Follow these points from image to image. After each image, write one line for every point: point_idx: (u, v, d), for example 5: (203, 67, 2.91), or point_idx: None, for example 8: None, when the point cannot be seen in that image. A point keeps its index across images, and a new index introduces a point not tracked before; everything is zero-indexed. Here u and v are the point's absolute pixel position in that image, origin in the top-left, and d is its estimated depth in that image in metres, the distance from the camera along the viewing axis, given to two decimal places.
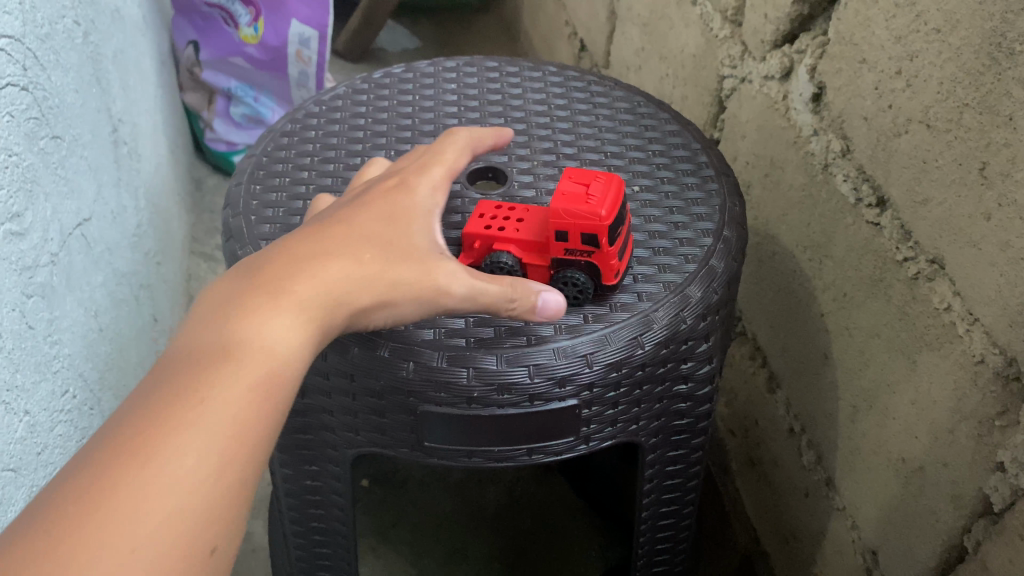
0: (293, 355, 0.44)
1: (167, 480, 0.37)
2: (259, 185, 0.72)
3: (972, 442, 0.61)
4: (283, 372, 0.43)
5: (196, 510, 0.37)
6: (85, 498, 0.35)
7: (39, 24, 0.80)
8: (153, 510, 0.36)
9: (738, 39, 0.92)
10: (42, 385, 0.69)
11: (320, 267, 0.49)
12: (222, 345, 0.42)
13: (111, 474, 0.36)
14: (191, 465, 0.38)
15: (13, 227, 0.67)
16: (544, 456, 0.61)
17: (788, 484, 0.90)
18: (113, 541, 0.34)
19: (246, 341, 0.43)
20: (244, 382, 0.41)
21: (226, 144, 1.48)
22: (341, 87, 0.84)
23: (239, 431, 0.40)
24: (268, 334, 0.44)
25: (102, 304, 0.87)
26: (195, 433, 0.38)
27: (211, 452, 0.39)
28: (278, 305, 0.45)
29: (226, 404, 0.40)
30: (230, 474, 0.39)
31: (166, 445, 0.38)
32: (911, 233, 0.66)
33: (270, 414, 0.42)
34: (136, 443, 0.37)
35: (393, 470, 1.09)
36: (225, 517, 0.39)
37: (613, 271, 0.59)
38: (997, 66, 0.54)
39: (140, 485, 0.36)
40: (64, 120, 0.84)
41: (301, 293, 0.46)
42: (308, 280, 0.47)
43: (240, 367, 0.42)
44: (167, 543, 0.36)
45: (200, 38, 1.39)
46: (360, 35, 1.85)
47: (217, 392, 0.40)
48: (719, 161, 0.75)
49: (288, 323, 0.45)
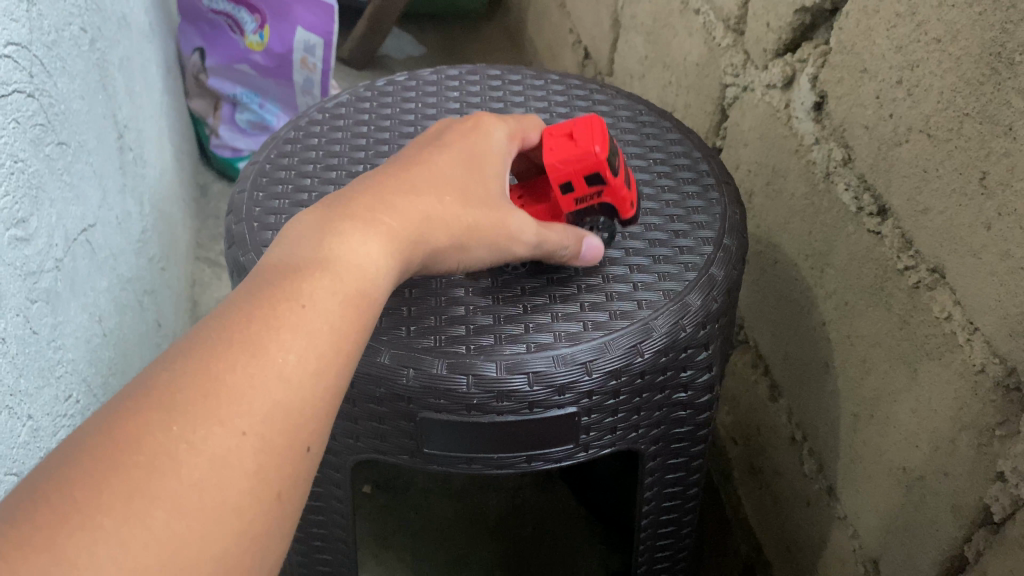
0: (384, 279, 0.48)
1: (269, 377, 0.40)
2: (262, 192, 0.72)
3: (972, 451, 0.61)
4: (375, 292, 0.47)
5: (293, 407, 0.40)
6: (197, 383, 0.38)
7: (45, 31, 0.81)
8: (255, 403, 0.39)
9: (740, 48, 0.92)
10: (45, 390, 0.69)
11: (412, 201, 0.52)
12: (322, 260, 0.45)
13: (219, 367, 0.39)
14: (291, 366, 0.41)
15: (17, 232, 0.68)
16: (543, 463, 0.61)
17: (790, 493, 0.90)
18: (219, 425, 0.37)
19: (344, 259, 0.46)
20: (340, 297, 0.44)
21: (231, 150, 1.48)
22: (345, 95, 0.85)
23: (332, 340, 0.43)
24: (363, 254, 0.47)
25: (106, 309, 0.88)
26: (293, 337, 0.41)
27: (304, 356, 0.41)
28: (373, 228, 0.48)
29: (321, 314, 0.43)
30: (324, 378, 0.42)
31: (267, 346, 0.40)
32: (912, 242, 0.66)
33: (362, 328, 0.45)
34: (240, 343, 0.40)
35: (395, 477, 1.10)
36: (318, 418, 0.42)
37: (625, 201, 0.64)
38: (996, 76, 0.55)
39: (244, 377, 0.39)
40: (70, 126, 0.84)
41: (396, 223, 0.50)
42: (401, 211, 0.51)
43: (337, 282, 0.45)
44: (267, 433, 0.39)
45: (206, 45, 1.40)
46: (365, 42, 1.86)
47: (317, 303, 0.43)
48: (720, 169, 0.75)
49: (383, 247, 0.48)
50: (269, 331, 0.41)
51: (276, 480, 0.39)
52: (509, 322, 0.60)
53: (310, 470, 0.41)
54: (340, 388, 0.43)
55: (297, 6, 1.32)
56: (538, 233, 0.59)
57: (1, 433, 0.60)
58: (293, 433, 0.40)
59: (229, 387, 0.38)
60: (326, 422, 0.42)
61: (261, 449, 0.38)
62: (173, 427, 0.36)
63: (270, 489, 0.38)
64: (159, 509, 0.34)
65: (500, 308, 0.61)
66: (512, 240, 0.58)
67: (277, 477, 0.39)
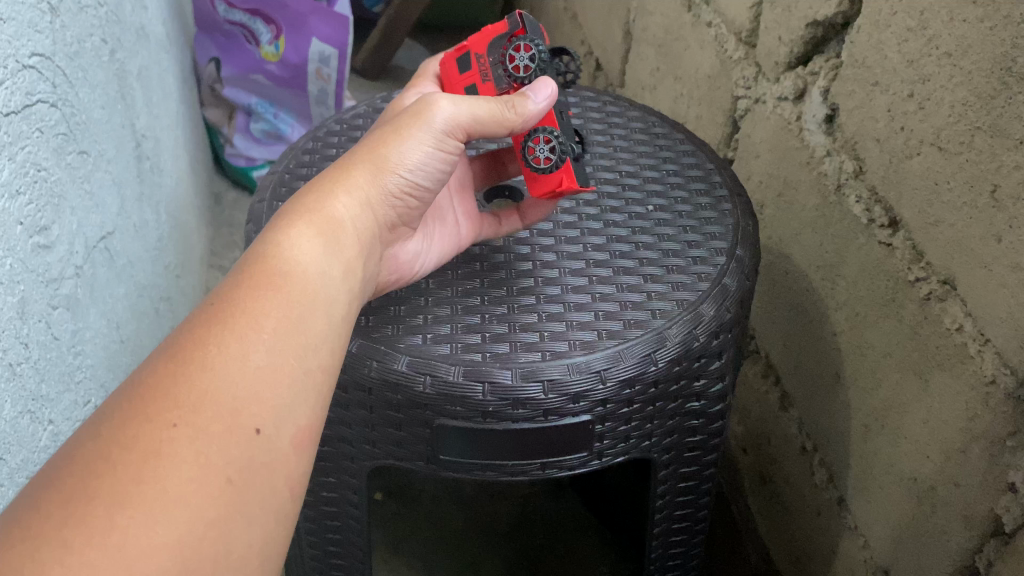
0: (307, 272, 0.52)
1: (195, 368, 0.43)
2: (281, 202, 0.73)
3: (983, 461, 0.61)
4: (297, 276, 0.51)
5: (226, 392, 0.43)
6: (128, 395, 0.42)
7: (68, 43, 0.82)
8: (184, 396, 0.42)
9: (752, 61, 0.93)
10: (65, 395, 0.70)
11: (327, 191, 0.57)
12: (239, 276, 0.50)
13: (148, 377, 0.43)
14: (214, 357, 0.44)
15: (40, 240, 0.69)
16: (557, 471, 0.61)
17: (800, 503, 0.90)
18: (151, 421, 0.40)
19: (260, 261, 0.51)
20: (257, 289, 0.49)
21: (245, 159, 1.50)
22: (362, 106, 0.86)
23: (257, 325, 0.47)
24: (279, 251, 0.52)
25: (124, 316, 0.89)
26: (213, 332, 0.45)
27: (229, 347, 0.45)
28: (291, 237, 0.53)
29: (239, 308, 0.47)
30: (254, 358, 0.46)
31: (192, 347, 0.44)
32: (923, 254, 0.66)
33: (291, 309, 0.49)
34: (167, 354, 0.44)
35: (406, 484, 1.10)
36: (260, 398, 0.44)
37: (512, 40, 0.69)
38: (1007, 91, 0.55)
39: (170, 378, 0.43)
40: (90, 135, 0.85)
41: (311, 218, 0.55)
42: (316, 206, 0.56)
43: (252, 279, 0.49)
44: (203, 421, 0.42)
45: (222, 54, 1.40)
46: (378, 53, 1.88)
47: (234, 301, 0.48)
48: (732, 181, 0.76)
49: (298, 238, 0.53)
50: (192, 335, 0.45)
51: (226, 464, 0.41)
52: (525, 331, 0.61)
53: (268, 449, 0.44)
54: (282, 367, 0.46)
55: (313, 17, 1.32)
56: (462, 98, 0.62)
57: (24, 438, 0.61)
58: (233, 416, 0.43)
59: (158, 390, 0.42)
60: (275, 401, 0.45)
61: (200, 433, 0.41)
62: (109, 435, 0.39)
63: (221, 474, 0.41)
64: (97, 505, 0.37)
65: (515, 316, 0.62)
66: (437, 118, 0.61)
67: (224, 459, 0.41)
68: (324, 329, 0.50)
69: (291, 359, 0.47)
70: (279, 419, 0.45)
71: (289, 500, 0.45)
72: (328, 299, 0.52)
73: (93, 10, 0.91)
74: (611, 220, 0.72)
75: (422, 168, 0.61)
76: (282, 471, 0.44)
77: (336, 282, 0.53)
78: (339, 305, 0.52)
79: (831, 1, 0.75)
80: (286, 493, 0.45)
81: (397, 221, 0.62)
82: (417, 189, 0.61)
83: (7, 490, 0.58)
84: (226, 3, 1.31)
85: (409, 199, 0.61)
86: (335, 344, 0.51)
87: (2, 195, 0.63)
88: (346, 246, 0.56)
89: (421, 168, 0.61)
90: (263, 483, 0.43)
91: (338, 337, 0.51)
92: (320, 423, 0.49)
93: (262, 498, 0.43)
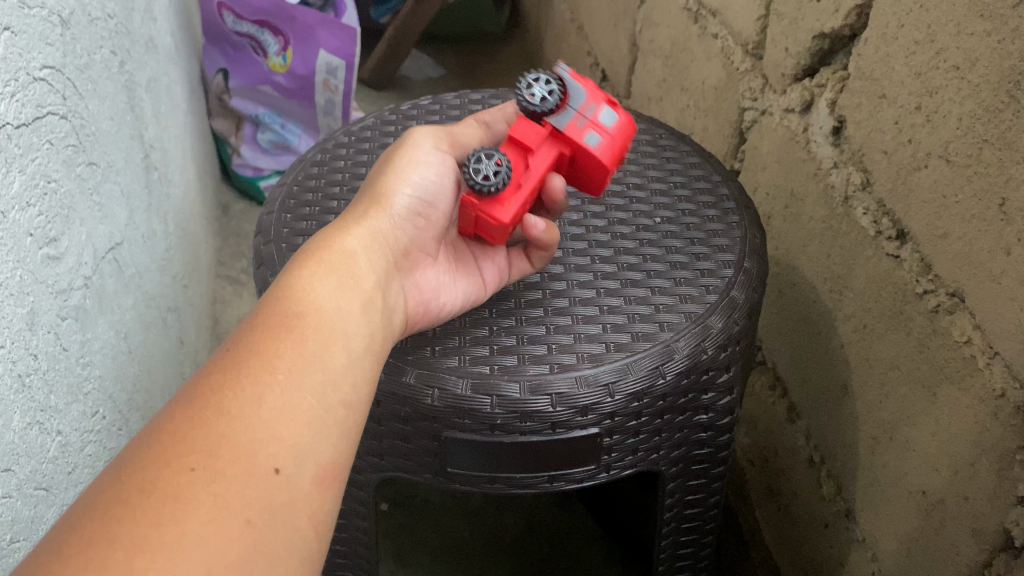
0: (321, 310, 0.52)
1: (211, 413, 0.44)
2: (290, 214, 0.73)
3: (993, 475, 0.61)
4: (310, 317, 0.51)
5: (243, 434, 0.44)
6: (145, 442, 0.42)
7: (78, 55, 0.83)
8: (202, 440, 0.43)
9: (759, 73, 0.93)
10: (74, 406, 0.71)
11: (339, 229, 0.59)
12: (251, 321, 0.51)
13: (166, 423, 0.44)
14: (230, 401, 0.45)
15: (49, 251, 0.69)
16: (565, 484, 0.61)
17: (808, 515, 0.90)
18: (169, 467, 0.41)
19: (273, 305, 0.52)
20: (270, 333, 0.50)
21: (252, 169, 1.51)
22: (370, 118, 0.86)
23: (272, 367, 0.48)
24: (292, 293, 0.53)
25: (132, 326, 0.89)
26: (229, 377, 0.46)
27: (245, 390, 0.46)
28: (303, 279, 0.54)
29: (253, 352, 0.48)
30: (269, 400, 0.46)
31: (208, 393, 0.45)
32: (931, 266, 0.66)
33: (304, 349, 0.50)
34: (184, 400, 0.45)
35: (413, 495, 1.10)
36: (278, 438, 0.45)
37: None
38: (1015, 104, 0.55)
39: (186, 423, 0.43)
40: (100, 147, 0.86)
41: (321, 258, 0.56)
42: (326, 247, 0.57)
43: (265, 323, 0.50)
44: (221, 464, 0.42)
45: (230, 66, 1.42)
46: (385, 63, 1.88)
47: (248, 345, 0.49)
48: (739, 193, 0.76)
49: (310, 280, 0.54)
50: (209, 380, 0.46)
51: (244, 505, 0.42)
52: (532, 343, 0.61)
53: (290, 487, 0.44)
54: (299, 407, 0.47)
55: (320, 29, 1.31)
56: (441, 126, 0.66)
57: (32, 449, 0.62)
58: (251, 458, 0.43)
59: (178, 435, 0.43)
60: (293, 441, 0.46)
61: (218, 476, 0.42)
62: (130, 481, 0.40)
63: (240, 515, 0.41)
64: (118, 549, 0.37)
65: (523, 329, 0.62)
66: (423, 136, 0.65)
67: (242, 502, 0.42)
68: (341, 365, 0.51)
69: (308, 399, 0.48)
70: (297, 459, 0.45)
71: (311, 537, 0.45)
72: (346, 336, 0.52)
73: (102, 23, 0.92)
74: (618, 231, 0.73)
75: (423, 184, 0.63)
76: (303, 508, 0.45)
77: (352, 317, 0.54)
78: (357, 340, 0.53)
79: (839, 13, 0.75)
80: (309, 531, 0.45)
81: (411, 246, 0.63)
82: (424, 208, 0.63)
83: (15, 501, 0.58)
84: (235, 16, 1.32)
85: (419, 220, 0.63)
86: (355, 381, 0.51)
87: (12, 207, 0.63)
88: (360, 279, 0.56)
89: (422, 185, 0.63)
90: (284, 523, 0.43)
91: (359, 373, 0.52)
92: (343, 460, 0.49)
93: (284, 538, 0.43)
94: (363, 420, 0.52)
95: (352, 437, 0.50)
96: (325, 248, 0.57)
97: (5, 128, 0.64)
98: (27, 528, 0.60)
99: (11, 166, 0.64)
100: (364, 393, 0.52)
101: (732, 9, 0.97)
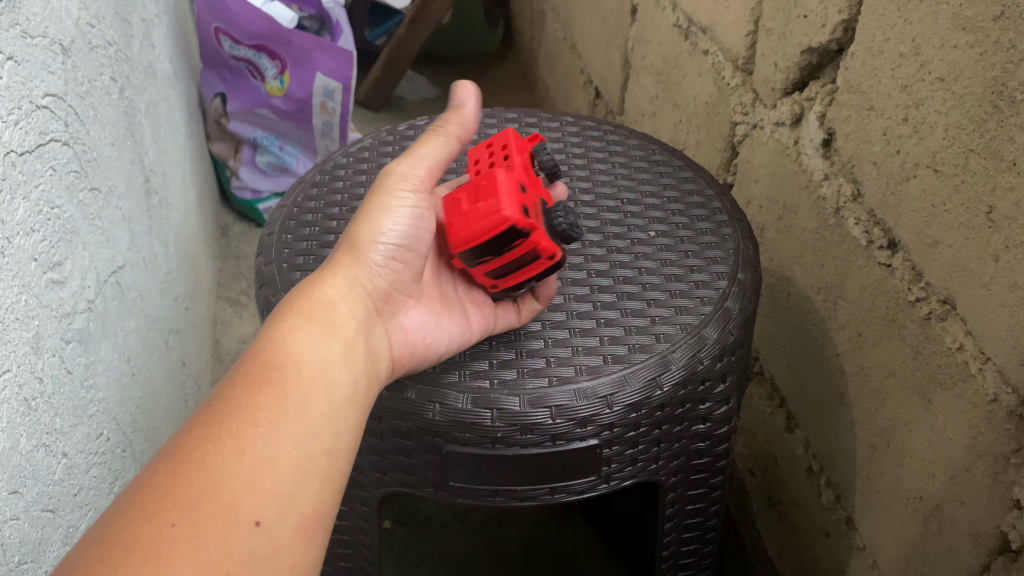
0: (299, 360, 0.53)
1: (192, 468, 0.45)
2: (291, 235, 0.74)
3: (988, 478, 0.62)
4: (290, 367, 0.52)
5: (226, 487, 0.45)
6: (127, 501, 0.43)
7: (79, 82, 0.84)
8: (182, 495, 0.43)
9: (748, 88, 0.95)
10: (79, 428, 0.71)
11: (318, 279, 0.58)
12: (229, 376, 0.51)
13: (148, 478, 0.44)
14: (211, 455, 0.46)
15: (53, 276, 0.70)
16: (566, 495, 0.62)
17: (809, 524, 0.91)
18: (152, 523, 0.42)
19: (256, 357, 0.52)
20: (251, 384, 0.50)
21: (251, 192, 1.53)
22: (369, 139, 0.88)
23: (253, 419, 0.48)
24: (274, 347, 0.53)
25: (135, 348, 0.90)
26: (211, 431, 0.47)
27: (226, 445, 0.46)
28: (281, 333, 0.54)
29: (234, 404, 0.49)
30: (251, 452, 0.47)
31: (190, 448, 0.46)
32: (922, 274, 0.67)
33: (285, 400, 0.50)
34: (165, 456, 0.46)
35: (416, 512, 1.11)
36: (259, 489, 0.46)
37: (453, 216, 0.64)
38: (999, 114, 0.56)
39: (167, 482, 0.44)
40: (101, 172, 0.87)
41: (302, 309, 0.56)
42: (306, 297, 0.57)
43: (246, 375, 0.51)
44: (200, 517, 0.43)
45: (228, 90, 1.43)
46: (382, 83, 1.90)
47: (228, 398, 0.49)
48: (732, 207, 0.77)
49: (291, 331, 0.54)
50: (189, 435, 0.47)
51: (225, 559, 0.42)
52: (530, 357, 0.62)
53: (273, 537, 0.45)
54: (280, 459, 0.48)
55: (317, 53, 1.33)
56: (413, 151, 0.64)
57: (39, 471, 0.62)
58: (230, 510, 0.44)
59: (158, 493, 0.43)
60: (274, 493, 0.46)
61: (199, 531, 0.42)
62: (110, 539, 0.41)
63: (219, 568, 0.42)
64: None
65: (522, 343, 0.63)
66: (399, 179, 0.62)
67: (223, 555, 0.42)
68: (324, 414, 0.51)
69: (289, 450, 0.48)
70: (279, 510, 0.46)
71: None
72: (328, 385, 0.53)
73: (103, 50, 0.94)
74: (613, 245, 0.74)
75: (399, 230, 0.61)
76: (285, 558, 0.45)
77: (334, 364, 0.54)
78: (340, 385, 0.54)
79: (826, 27, 0.76)
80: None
81: (390, 290, 0.62)
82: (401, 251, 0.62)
83: (22, 523, 0.59)
84: (232, 41, 1.34)
85: (397, 264, 0.62)
86: (339, 429, 0.52)
87: (16, 232, 0.64)
88: (340, 326, 0.57)
89: (399, 229, 0.61)
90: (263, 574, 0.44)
91: (343, 420, 0.52)
92: (329, 506, 0.50)
93: None
94: (350, 463, 0.53)
95: (337, 485, 0.51)
96: (297, 300, 0.57)
97: (9, 154, 0.65)
98: (34, 550, 0.60)
99: (16, 193, 0.65)
100: (349, 440, 0.53)
101: (721, 26, 0.98)
